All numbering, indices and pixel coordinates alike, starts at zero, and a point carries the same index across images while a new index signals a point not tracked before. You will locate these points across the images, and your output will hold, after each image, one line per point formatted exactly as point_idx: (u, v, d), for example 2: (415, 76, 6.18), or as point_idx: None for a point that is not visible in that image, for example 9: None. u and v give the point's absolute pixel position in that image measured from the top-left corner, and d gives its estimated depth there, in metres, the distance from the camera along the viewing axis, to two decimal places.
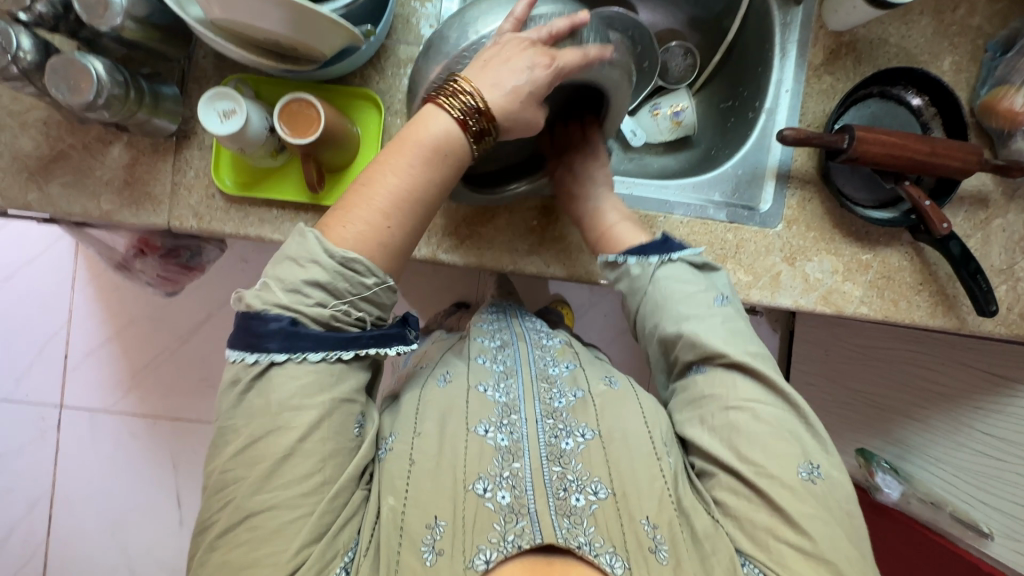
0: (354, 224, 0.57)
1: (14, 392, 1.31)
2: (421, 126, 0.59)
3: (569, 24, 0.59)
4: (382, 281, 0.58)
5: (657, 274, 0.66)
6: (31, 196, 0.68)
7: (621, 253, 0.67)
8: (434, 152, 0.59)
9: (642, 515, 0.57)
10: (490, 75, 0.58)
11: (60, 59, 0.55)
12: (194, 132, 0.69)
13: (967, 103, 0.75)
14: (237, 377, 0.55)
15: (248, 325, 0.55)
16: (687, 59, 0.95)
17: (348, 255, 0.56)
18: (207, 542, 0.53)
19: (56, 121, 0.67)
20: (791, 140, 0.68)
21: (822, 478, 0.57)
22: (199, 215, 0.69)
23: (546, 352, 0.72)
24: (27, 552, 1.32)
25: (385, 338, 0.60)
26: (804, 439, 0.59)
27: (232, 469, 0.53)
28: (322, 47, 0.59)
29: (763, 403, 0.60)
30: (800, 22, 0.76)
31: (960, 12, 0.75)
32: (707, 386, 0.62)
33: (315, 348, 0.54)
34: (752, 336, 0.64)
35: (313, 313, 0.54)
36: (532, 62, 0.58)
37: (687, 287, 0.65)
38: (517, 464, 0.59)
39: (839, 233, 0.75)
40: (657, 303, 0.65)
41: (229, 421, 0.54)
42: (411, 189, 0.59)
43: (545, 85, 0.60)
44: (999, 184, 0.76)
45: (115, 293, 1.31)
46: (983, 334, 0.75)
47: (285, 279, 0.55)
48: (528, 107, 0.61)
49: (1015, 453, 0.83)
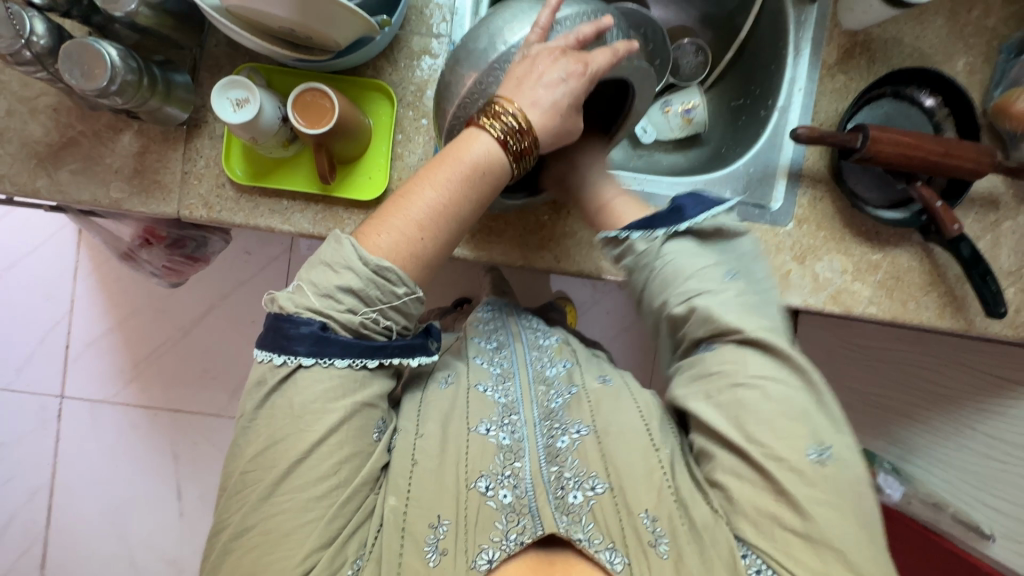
0: (388, 233, 0.57)
1: (14, 381, 1.30)
2: (463, 145, 0.58)
3: (595, 29, 0.59)
4: (412, 291, 0.57)
5: (663, 248, 0.64)
6: (40, 182, 0.67)
7: (623, 229, 0.66)
8: (475, 171, 0.58)
9: (641, 509, 0.57)
10: (528, 94, 0.58)
11: (74, 44, 0.55)
12: (205, 121, 0.68)
13: (980, 104, 0.75)
14: (263, 378, 0.55)
15: (278, 326, 0.55)
16: (699, 56, 0.94)
17: (382, 263, 0.55)
18: (221, 544, 0.53)
19: (66, 107, 0.67)
20: (804, 139, 0.69)
21: (832, 460, 0.54)
22: (209, 205, 0.68)
23: (543, 353, 0.73)
24: (26, 542, 1.31)
25: (409, 347, 0.60)
26: (814, 417, 0.56)
27: (252, 471, 0.53)
28: (337, 35, 0.58)
29: (775, 380, 0.57)
30: (814, 20, 0.76)
31: (975, 13, 0.75)
32: (715, 362, 0.59)
33: (343, 354, 0.55)
34: (761, 311, 0.62)
35: (343, 320, 0.55)
36: (568, 73, 0.58)
37: (697, 262, 0.63)
38: (518, 463, 0.60)
39: (850, 233, 0.75)
40: (665, 279, 0.63)
41: (252, 422, 0.55)
42: (448, 205, 0.59)
43: (581, 93, 0.60)
44: (1009, 186, 0.76)
45: (118, 283, 1.31)
46: (990, 335, 0.76)
47: (318, 283, 0.55)
48: (567, 119, 0.61)
49: (1017, 454, 0.84)
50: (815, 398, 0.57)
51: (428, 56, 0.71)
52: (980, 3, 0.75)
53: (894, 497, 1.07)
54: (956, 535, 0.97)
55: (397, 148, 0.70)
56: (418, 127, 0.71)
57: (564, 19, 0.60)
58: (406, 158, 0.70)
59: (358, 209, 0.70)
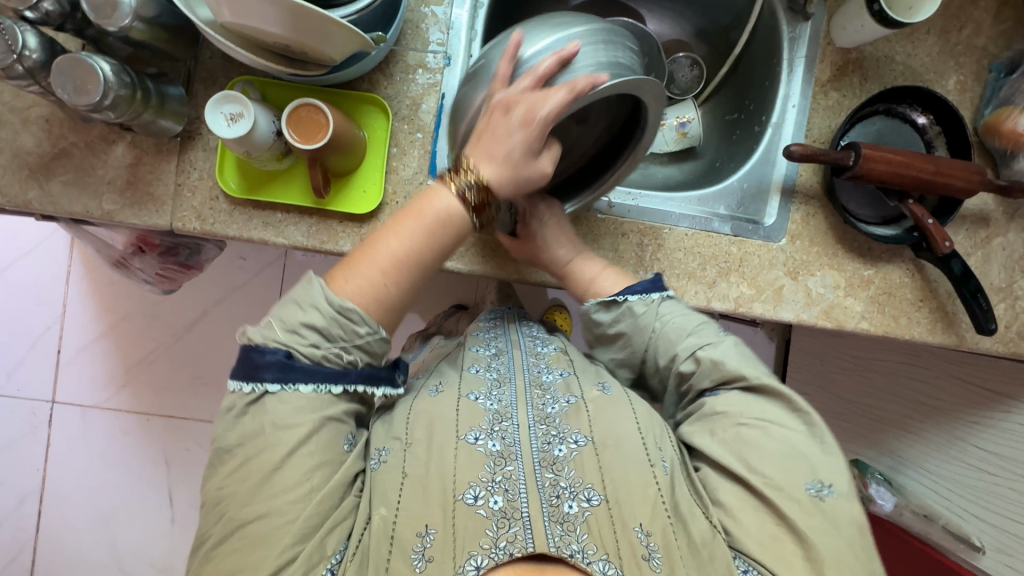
0: (355, 280, 0.59)
1: (4, 386, 1.29)
2: (427, 199, 0.60)
3: (557, 60, 0.55)
4: (374, 329, 0.58)
5: (660, 310, 0.67)
6: (31, 194, 0.67)
7: (620, 292, 0.68)
8: (437, 226, 0.60)
9: (635, 522, 0.57)
10: (484, 149, 0.58)
11: (67, 60, 0.55)
12: (199, 133, 0.68)
13: (971, 122, 0.76)
14: (232, 404, 0.55)
15: (247, 356, 0.56)
16: (694, 69, 0.96)
17: (345, 303, 0.57)
18: (202, 553, 0.53)
19: (59, 118, 0.67)
20: (797, 156, 0.69)
21: (833, 496, 0.56)
22: (203, 217, 0.68)
23: (540, 359, 0.71)
24: (15, 548, 1.30)
25: (375, 377, 0.60)
26: (812, 455, 0.58)
27: (227, 486, 0.53)
28: (332, 51, 0.58)
29: (777, 422, 0.60)
30: (808, 37, 0.77)
31: (966, 31, 0.76)
32: (720, 404, 0.62)
33: (306, 380, 0.55)
34: (756, 358, 0.66)
35: (307, 352, 0.55)
36: (520, 121, 0.56)
37: (692, 321, 0.66)
38: (510, 468, 0.59)
39: (842, 248, 0.76)
40: (668, 337, 0.66)
41: (225, 441, 0.55)
42: (412, 255, 0.60)
43: (539, 135, 0.57)
44: (1000, 204, 0.76)
45: (110, 289, 1.30)
46: (980, 351, 0.76)
47: (286, 320, 0.57)
48: (528, 164, 0.59)
49: (1007, 468, 0.84)
50: (815, 440, 0.59)
51: (424, 69, 0.71)
52: (971, 22, 0.76)
53: (887, 507, 1.10)
54: (947, 547, 0.97)
55: (392, 162, 0.70)
56: (413, 141, 0.71)
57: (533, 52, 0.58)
58: (400, 171, 0.70)
59: (353, 222, 0.70)
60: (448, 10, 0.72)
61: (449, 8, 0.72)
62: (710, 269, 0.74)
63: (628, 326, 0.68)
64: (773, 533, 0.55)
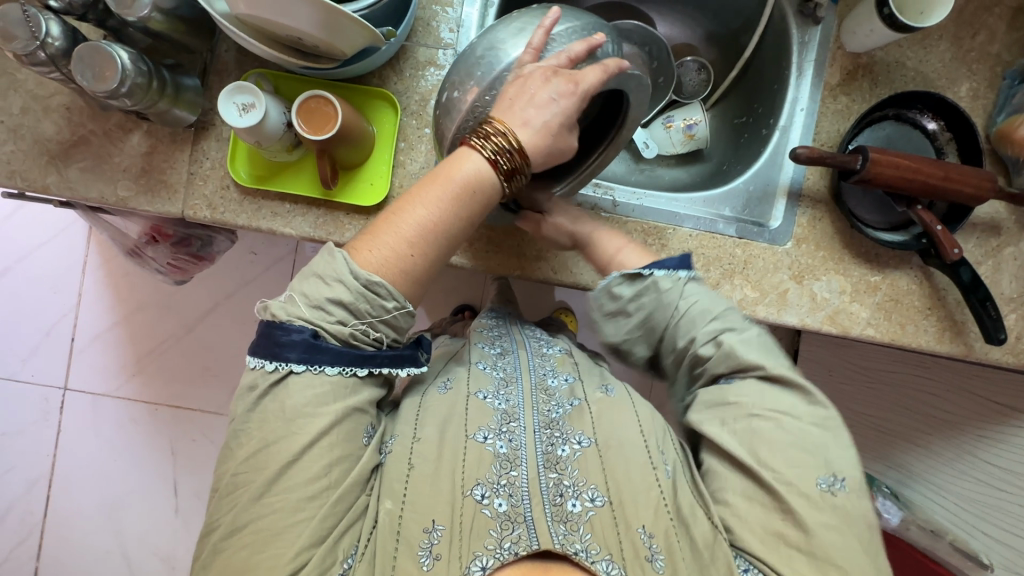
0: (379, 250, 0.58)
1: (19, 371, 1.32)
2: (454, 164, 0.59)
3: (586, 47, 0.60)
4: (402, 305, 0.58)
5: (685, 289, 0.65)
6: (50, 179, 0.69)
7: (644, 266, 0.66)
8: (464, 191, 0.59)
9: (639, 524, 0.57)
10: (519, 114, 0.58)
11: (87, 48, 0.57)
12: (213, 124, 0.70)
13: (983, 129, 0.75)
14: (255, 383, 0.56)
15: (270, 333, 0.56)
16: (701, 74, 0.96)
17: (373, 278, 0.56)
18: (212, 544, 0.53)
19: (79, 107, 0.69)
20: (804, 159, 0.68)
21: (845, 490, 0.54)
22: (213, 205, 0.70)
23: (546, 361, 0.72)
24: (23, 532, 1.32)
25: (399, 358, 0.61)
26: (828, 448, 0.56)
27: (243, 473, 0.54)
28: (344, 46, 0.59)
29: (792, 415, 0.58)
30: (818, 41, 0.76)
31: (980, 38, 0.75)
32: (734, 394, 0.60)
33: (332, 362, 0.56)
34: (781, 355, 0.63)
35: (335, 331, 0.56)
36: (560, 92, 0.58)
37: (718, 304, 0.65)
38: (514, 472, 0.59)
39: (849, 254, 0.75)
40: (688, 317, 0.64)
41: (244, 425, 0.55)
42: (437, 223, 0.59)
43: (573, 110, 0.60)
44: (1012, 213, 0.75)
45: (125, 279, 1.32)
46: (990, 362, 0.75)
47: (310, 295, 0.56)
48: (560, 137, 0.61)
49: (1015, 482, 0.82)
50: (832, 433, 0.57)
51: (434, 67, 0.72)
52: (985, 29, 0.75)
53: (893, 522, 1.05)
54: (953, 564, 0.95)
55: (399, 156, 0.71)
56: (421, 136, 0.71)
57: (557, 37, 0.61)
58: (408, 166, 0.71)
59: (359, 215, 0.71)
60: (459, 9, 0.73)
61: (460, 7, 0.73)
62: (714, 271, 0.74)
63: (645, 303, 0.66)
64: (773, 533, 0.54)
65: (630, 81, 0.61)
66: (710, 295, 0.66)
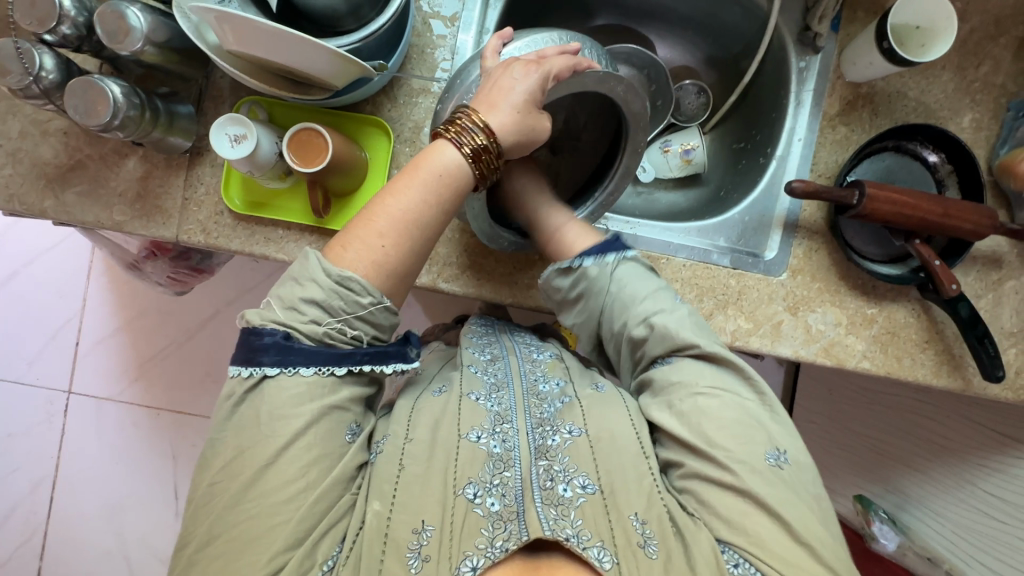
0: (353, 246, 0.58)
1: (25, 374, 1.34)
2: (430, 155, 0.60)
3: (558, 50, 0.62)
4: (378, 300, 0.58)
5: (615, 274, 0.66)
6: (48, 203, 0.70)
7: (575, 257, 0.66)
8: (437, 180, 0.60)
9: (630, 511, 0.56)
10: (487, 101, 0.59)
11: (80, 83, 0.57)
12: (207, 150, 0.70)
13: (985, 161, 0.74)
14: (232, 390, 0.56)
15: (247, 340, 0.57)
16: (701, 97, 0.95)
17: (345, 273, 0.57)
18: (186, 558, 0.53)
19: (76, 132, 0.69)
20: (799, 192, 0.68)
21: (789, 464, 0.56)
22: (207, 230, 0.70)
23: (536, 367, 0.69)
24: (27, 532, 1.34)
25: (382, 355, 0.60)
26: (767, 423, 0.58)
27: (219, 482, 0.54)
28: (336, 80, 0.60)
29: (730, 390, 0.59)
30: (817, 70, 0.75)
31: (984, 69, 0.74)
32: (675, 374, 0.61)
33: (307, 363, 0.55)
34: (710, 330, 0.64)
35: (308, 330, 0.56)
36: (522, 74, 0.59)
37: (650, 288, 0.65)
38: (508, 473, 0.58)
39: (846, 285, 0.74)
40: (623, 303, 0.65)
41: (220, 434, 0.55)
42: (409, 214, 0.59)
43: (538, 89, 0.59)
44: (1014, 247, 0.74)
45: (128, 286, 1.34)
46: (988, 397, 0.74)
47: (284, 297, 0.57)
48: (526, 116, 0.60)
49: (1015, 515, 0.81)
50: (767, 409, 0.59)
51: (426, 95, 0.72)
52: (989, 59, 0.74)
53: (889, 548, 1.06)
54: None
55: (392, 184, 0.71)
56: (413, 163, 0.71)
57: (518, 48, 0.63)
58: None
59: None
60: (455, 35, 0.73)
61: (456, 33, 0.73)
62: (708, 302, 0.73)
63: (583, 291, 0.66)
64: None
65: (606, 77, 0.60)
66: (643, 276, 0.67)
